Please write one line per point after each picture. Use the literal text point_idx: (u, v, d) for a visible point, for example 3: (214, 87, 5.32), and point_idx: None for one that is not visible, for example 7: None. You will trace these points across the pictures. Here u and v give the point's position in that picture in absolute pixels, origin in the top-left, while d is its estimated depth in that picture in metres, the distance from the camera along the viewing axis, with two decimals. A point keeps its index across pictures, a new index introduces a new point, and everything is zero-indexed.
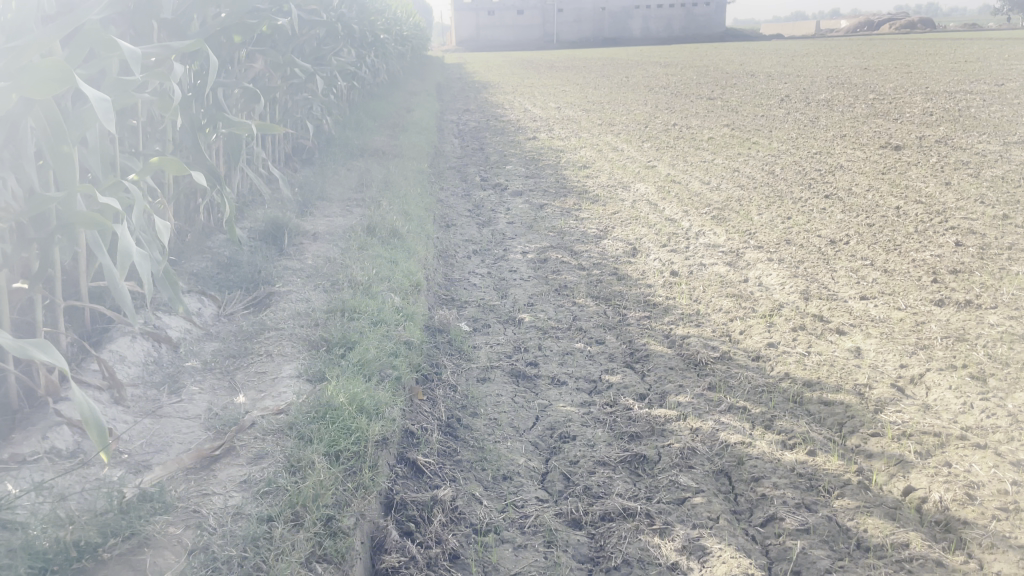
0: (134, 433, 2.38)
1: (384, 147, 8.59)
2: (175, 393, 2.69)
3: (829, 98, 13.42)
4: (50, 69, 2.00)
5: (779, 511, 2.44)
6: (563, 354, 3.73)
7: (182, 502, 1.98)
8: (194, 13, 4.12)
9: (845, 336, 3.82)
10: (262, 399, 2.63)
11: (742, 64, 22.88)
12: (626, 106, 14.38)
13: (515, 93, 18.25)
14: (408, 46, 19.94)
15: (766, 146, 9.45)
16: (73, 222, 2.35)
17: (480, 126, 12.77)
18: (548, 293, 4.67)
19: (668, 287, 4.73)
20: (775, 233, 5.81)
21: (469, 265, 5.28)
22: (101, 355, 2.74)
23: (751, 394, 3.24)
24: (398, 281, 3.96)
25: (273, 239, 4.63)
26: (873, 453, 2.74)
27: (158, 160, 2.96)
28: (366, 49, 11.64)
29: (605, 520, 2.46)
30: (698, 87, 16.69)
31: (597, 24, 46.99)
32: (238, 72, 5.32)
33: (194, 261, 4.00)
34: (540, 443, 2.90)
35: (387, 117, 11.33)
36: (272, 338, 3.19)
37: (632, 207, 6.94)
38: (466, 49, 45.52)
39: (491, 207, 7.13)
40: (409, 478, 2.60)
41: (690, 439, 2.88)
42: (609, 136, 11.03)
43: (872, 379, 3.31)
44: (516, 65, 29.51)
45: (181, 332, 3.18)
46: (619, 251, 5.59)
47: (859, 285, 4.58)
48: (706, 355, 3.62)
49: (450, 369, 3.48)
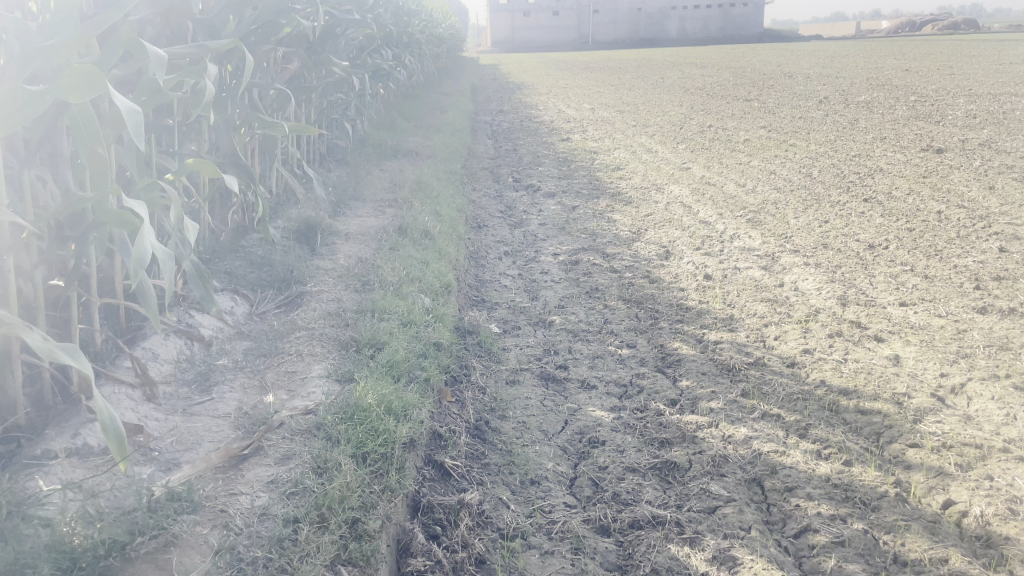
0: (165, 430, 2.40)
1: (417, 147, 8.62)
2: (206, 391, 2.71)
3: (869, 100, 13.19)
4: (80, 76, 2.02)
5: (814, 523, 2.38)
6: (594, 358, 3.70)
7: (209, 501, 1.99)
8: (230, 14, 4.15)
9: (884, 343, 3.73)
10: (291, 398, 2.64)
11: (779, 64, 22.59)
12: (661, 107, 14.28)
13: (549, 93, 18.25)
14: (444, 47, 20.04)
15: (803, 148, 9.31)
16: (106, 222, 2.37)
17: (514, 127, 12.76)
18: (579, 295, 4.64)
19: (702, 290, 4.67)
20: (812, 236, 5.71)
21: (501, 266, 5.27)
22: (135, 352, 2.77)
23: (786, 401, 3.18)
24: (428, 282, 3.96)
25: (306, 239, 4.66)
26: (911, 465, 2.66)
27: (192, 160, 2.99)
28: (401, 50, 11.71)
29: (634, 527, 2.42)
30: (734, 89, 16.52)
31: (633, 25, 46.76)
32: (273, 72, 5.37)
33: (228, 260, 4.03)
34: (568, 448, 2.87)
35: (421, 118, 11.38)
36: (304, 338, 3.20)
37: (666, 209, 6.87)
38: (501, 50, 45.62)
39: (523, 208, 7.11)
40: (436, 481, 2.59)
41: (722, 447, 2.83)
42: (644, 138, 10.94)
43: (911, 388, 3.22)
44: (552, 66, 29.47)
45: (214, 330, 3.21)
46: (652, 253, 5.54)
47: (899, 291, 4.47)
48: (739, 361, 3.56)
49: (480, 370, 3.47)
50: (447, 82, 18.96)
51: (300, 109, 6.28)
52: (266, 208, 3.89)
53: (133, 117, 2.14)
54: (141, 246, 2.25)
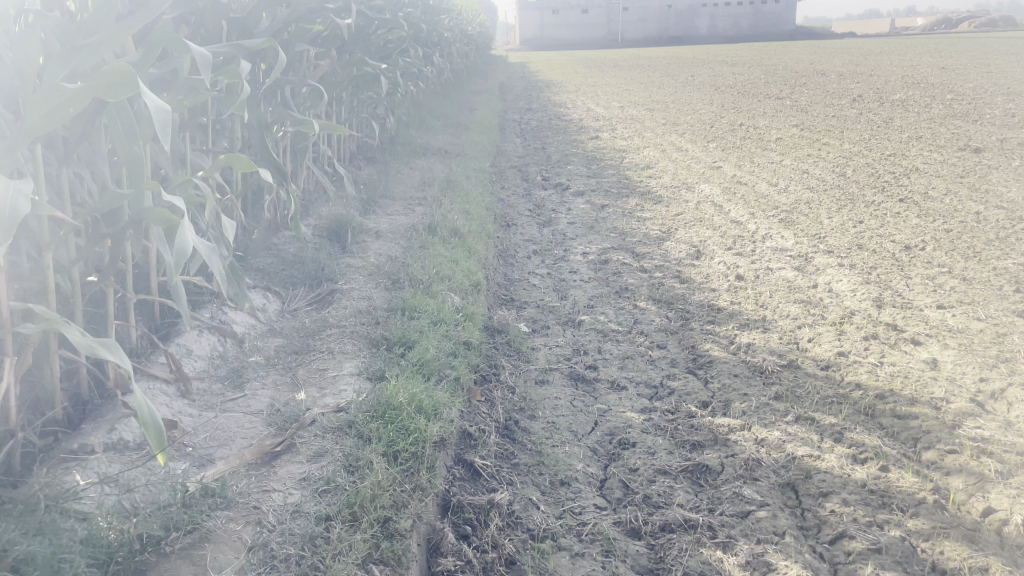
0: (199, 426, 2.42)
1: (446, 146, 8.64)
2: (238, 388, 2.73)
3: (904, 98, 12.97)
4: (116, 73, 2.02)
5: (849, 529, 2.34)
6: (624, 358, 3.67)
7: (242, 497, 2.00)
8: (263, 12, 4.18)
9: (921, 347, 3.66)
10: (323, 396, 2.65)
11: (812, 62, 22.30)
12: (691, 105, 14.16)
13: (578, 92, 18.20)
14: (473, 46, 20.09)
15: (837, 147, 9.18)
16: (142, 219, 2.39)
17: (543, 125, 12.73)
18: (609, 295, 4.61)
19: (733, 291, 4.61)
20: (846, 237, 5.62)
21: (530, 265, 5.26)
22: (169, 348, 2.80)
23: (820, 404, 3.13)
24: (457, 281, 3.95)
25: (337, 237, 4.68)
26: (950, 471, 2.61)
27: (226, 157, 3.01)
28: (431, 49, 11.73)
29: (665, 531, 2.39)
30: (766, 87, 16.36)
31: (663, 23, 46.49)
32: (305, 71, 5.40)
33: (260, 257, 4.07)
34: (598, 449, 2.85)
35: (450, 116, 11.41)
36: (335, 335, 3.21)
37: (696, 209, 6.81)
38: (530, 48, 45.63)
39: (552, 207, 7.09)
40: (466, 480, 2.59)
41: (754, 450, 2.79)
42: (674, 136, 10.86)
43: (949, 393, 3.15)
44: (581, 64, 29.36)
45: (246, 327, 3.23)
46: (682, 253, 5.49)
47: (936, 293, 4.39)
48: (772, 363, 3.52)
49: (509, 369, 3.46)
50: (476, 81, 18.99)
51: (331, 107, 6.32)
52: (298, 205, 3.91)
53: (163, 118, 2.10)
54: (176, 244, 2.26)
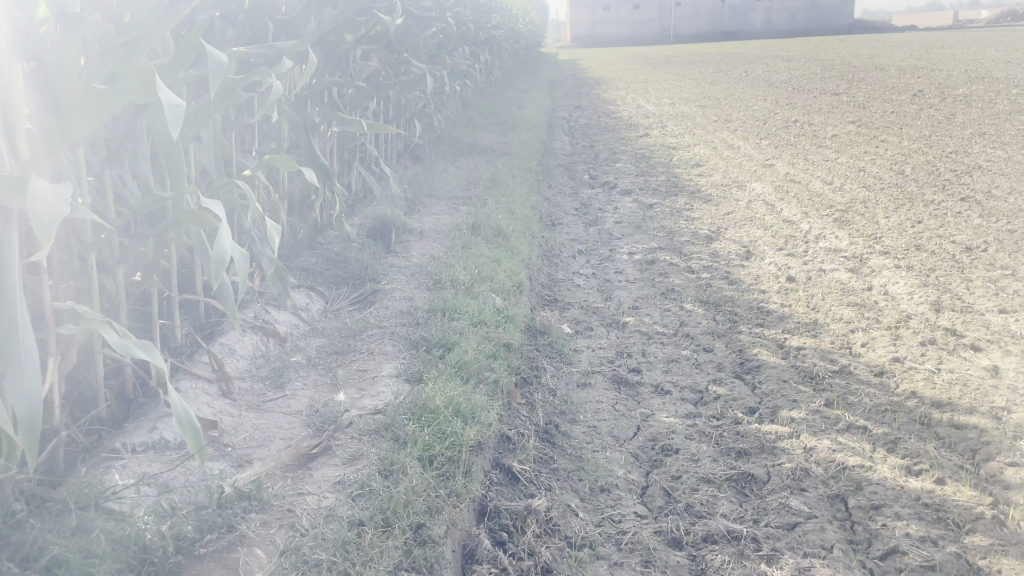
0: (239, 426, 2.44)
1: (493, 144, 8.63)
2: (279, 388, 2.74)
3: (968, 92, 12.51)
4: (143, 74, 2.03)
5: (902, 544, 2.24)
6: (668, 362, 3.60)
7: (277, 499, 2.01)
8: (309, 14, 4.21)
9: (981, 353, 3.51)
10: (361, 397, 2.65)
11: (871, 56, 21.71)
12: (744, 102, 13.90)
13: (628, 88, 18.02)
14: (522, 44, 20.05)
15: (895, 144, 8.90)
16: (183, 221, 2.42)
17: (592, 123, 12.64)
18: (654, 296, 4.53)
19: (783, 293, 4.50)
20: (903, 237, 5.44)
21: (575, 265, 5.21)
22: (212, 348, 2.84)
23: (873, 413, 3.01)
24: (500, 282, 3.93)
25: (381, 236, 4.70)
26: (1010, 485, 2.48)
27: (269, 157, 3.02)
28: (480, 48, 11.76)
29: (708, 542, 2.33)
30: (822, 82, 15.96)
31: (716, 18, 45.78)
32: (351, 71, 5.43)
33: (305, 256, 4.10)
34: (640, 455, 2.80)
35: (498, 114, 11.39)
36: (375, 336, 3.21)
37: (747, 208, 6.67)
38: (579, 45, 45.39)
39: (599, 206, 7.01)
40: (504, 485, 2.56)
41: (803, 459, 2.70)
42: (725, 133, 10.67)
43: (1011, 402, 3.01)
44: (632, 60, 29.13)
45: (289, 327, 3.26)
46: (732, 253, 5.37)
47: (998, 296, 4.21)
48: (823, 369, 3.41)
49: (551, 372, 3.42)
50: (526, 79, 18.95)
51: (379, 107, 6.36)
52: (342, 206, 3.93)
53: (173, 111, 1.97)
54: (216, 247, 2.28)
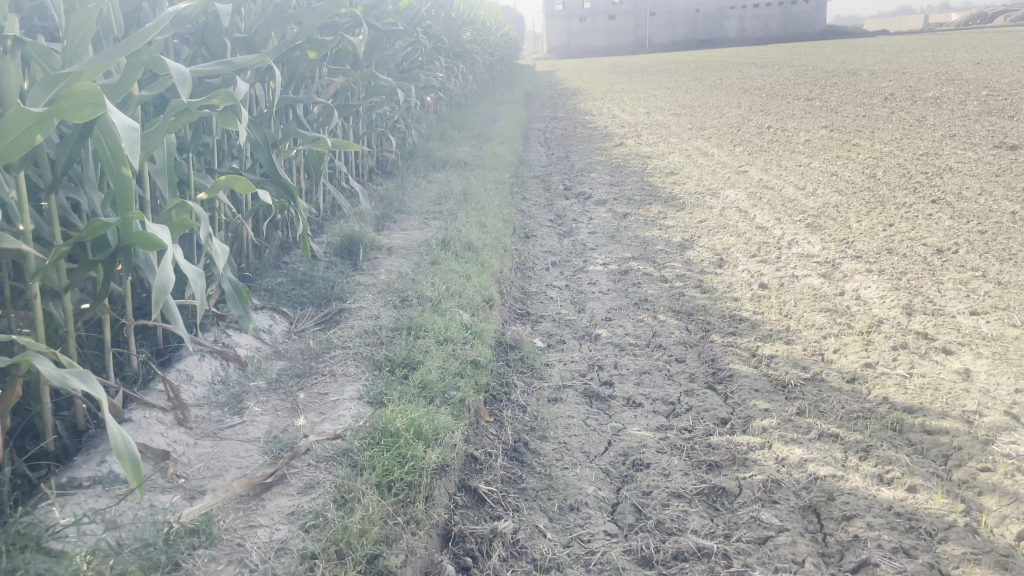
0: (193, 456, 2.37)
1: (467, 157, 8.59)
2: (237, 414, 2.67)
3: (938, 95, 12.65)
4: (81, 95, 1.99)
5: (874, 556, 2.20)
6: (640, 374, 3.55)
7: (227, 534, 1.95)
8: (268, 31, 4.16)
9: (953, 356, 3.49)
10: (322, 422, 2.60)
11: (842, 62, 21.94)
12: (718, 109, 13.97)
13: (603, 98, 18.05)
14: (497, 57, 20.09)
15: (867, 148, 8.94)
16: (132, 242, 2.33)
17: (567, 134, 12.63)
18: (628, 307, 4.49)
19: (756, 301, 4.48)
20: (875, 241, 5.45)
21: (548, 277, 5.16)
22: (169, 375, 2.77)
23: (845, 420, 2.99)
24: (468, 298, 3.88)
25: (349, 254, 4.63)
26: (983, 490, 2.46)
27: (225, 179, 2.91)
28: (453, 61, 11.73)
29: (679, 559, 2.27)
30: (795, 87, 16.08)
31: (690, 26, 46.10)
32: (316, 87, 5.38)
33: (270, 276, 4.03)
34: (611, 470, 2.75)
35: (473, 127, 11.37)
36: (339, 357, 3.15)
37: (721, 215, 6.67)
38: (555, 57, 45.60)
39: (574, 216, 6.98)
40: (470, 507, 2.49)
41: (774, 471, 2.67)
42: (699, 141, 10.69)
43: (983, 406, 2.99)
44: (608, 70, 29.23)
45: (250, 350, 3.18)
46: (705, 261, 5.35)
47: (969, 298, 4.21)
48: (794, 377, 3.39)
49: (521, 388, 3.36)
50: (501, 91, 18.96)
51: (347, 123, 6.30)
52: (306, 225, 3.87)
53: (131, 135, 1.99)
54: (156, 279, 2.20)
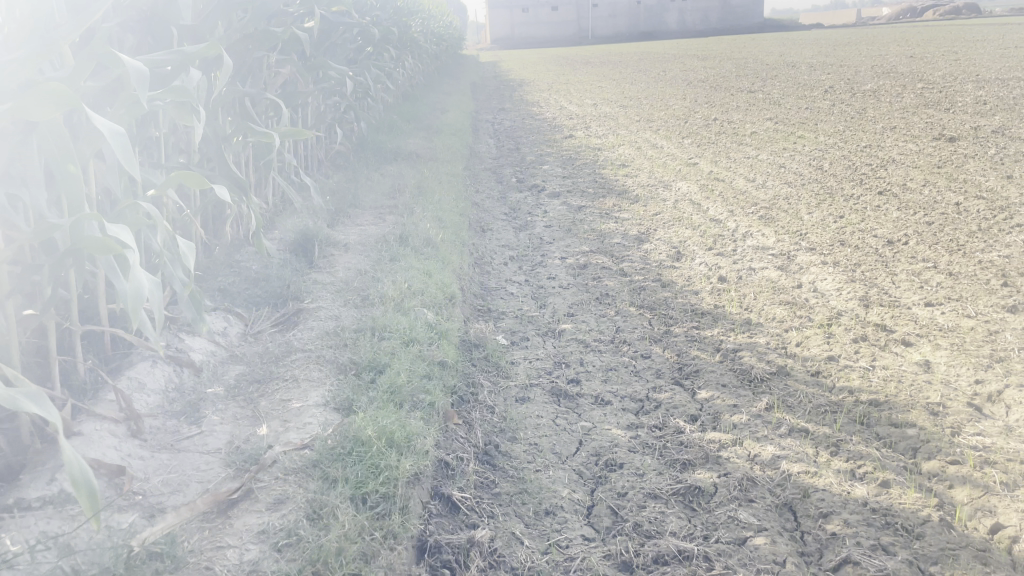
0: (150, 470, 2.25)
1: (418, 149, 8.44)
2: (195, 423, 2.55)
3: (876, 88, 12.96)
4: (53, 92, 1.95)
5: (854, 554, 2.19)
6: (607, 370, 3.51)
7: (193, 557, 1.88)
8: (216, 18, 3.99)
9: (912, 348, 3.54)
10: (286, 431, 2.49)
11: (782, 55, 22.34)
12: (665, 101, 14.06)
13: (550, 89, 18.03)
14: (442, 48, 19.90)
15: (812, 140, 9.09)
16: (82, 246, 2.22)
17: (515, 126, 12.54)
18: (589, 302, 4.44)
19: (716, 294, 4.48)
20: (828, 233, 5.52)
21: (506, 272, 5.08)
22: (119, 383, 2.63)
23: (813, 414, 2.99)
24: (430, 296, 3.79)
25: (303, 251, 4.47)
26: (953, 484, 2.48)
27: (177, 175, 2.79)
28: (400, 51, 11.54)
29: (659, 563, 2.24)
30: (738, 80, 16.29)
31: (633, 18, 46.43)
32: (264, 77, 5.20)
33: (221, 275, 3.87)
34: (584, 472, 2.70)
35: (422, 118, 11.21)
36: (300, 361, 3.03)
37: (675, 207, 6.68)
38: (500, 48, 45.47)
39: (528, 209, 6.91)
40: (444, 516, 2.41)
41: (748, 468, 2.65)
42: (648, 133, 10.73)
43: (946, 397, 3.03)
44: (554, 62, 29.20)
45: (205, 354, 3.03)
46: (663, 254, 5.35)
47: (923, 289, 4.29)
48: (761, 371, 3.38)
49: (488, 388, 3.28)
50: (447, 82, 18.77)
51: (296, 114, 6.11)
52: (259, 222, 3.73)
53: (116, 144, 2.05)
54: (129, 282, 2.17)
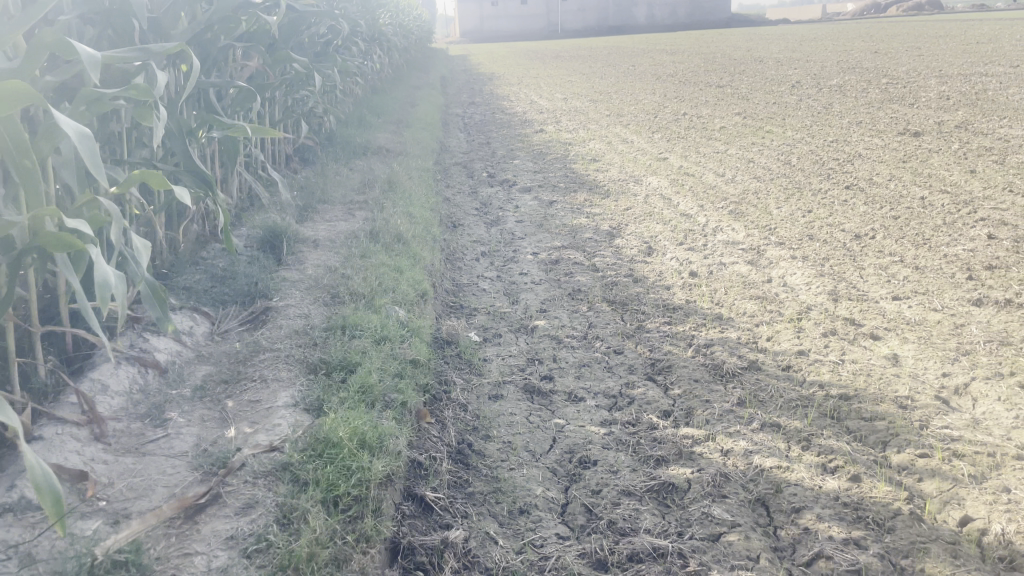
0: (114, 474, 2.20)
1: (388, 144, 8.37)
2: (160, 426, 2.49)
3: (842, 83, 13.13)
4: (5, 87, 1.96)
5: (826, 549, 2.21)
6: (580, 367, 3.50)
7: (160, 565, 1.85)
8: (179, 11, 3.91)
9: (881, 342, 3.58)
10: (255, 434, 2.45)
11: (749, 49, 22.52)
12: (634, 96, 14.10)
13: (520, 84, 17.98)
14: (411, 42, 19.76)
15: (780, 135, 9.17)
16: (42, 244, 2.19)
17: (485, 120, 12.49)
18: (561, 298, 4.43)
19: (687, 289, 4.49)
20: (796, 227, 5.56)
21: (478, 268, 5.06)
22: (81, 386, 2.56)
23: (785, 408, 3.01)
24: (401, 293, 3.75)
25: (272, 248, 4.40)
26: (923, 476, 2.51)
27: (139, 173, 2.72)
28: (368, 45, 11.42)
29: (634, 561, 2.23)
30: (706, 75, 16.38)
31: (603, 12, 46.51)
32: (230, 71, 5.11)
33: (187, 273, 3.79)
34: (558, 469, 2.68)
35: (391, 112, 11.12)
36: (269, 361, 2.98)
37: (646, 202, 6.70)
38: (469, 42, 45.30)
39: (499, 204, 6.89)
40: (417, 517, 2.38)
41: (721, 464, 2.66)
42: (618, 128, 10.75)
43: (914, 390, 3.07)
44: (524, 56, 29.15)
45: (170, 355, 2.96)
46: (634, 249, 5.35)
47: (890, 283, 4.34)
48: (733, 366, 3.40)
49: (460, 386, 3.25)
50: (416, 75, 18.63)
51: (263, 109, 6.02)
52: (226, 218, 3.65)
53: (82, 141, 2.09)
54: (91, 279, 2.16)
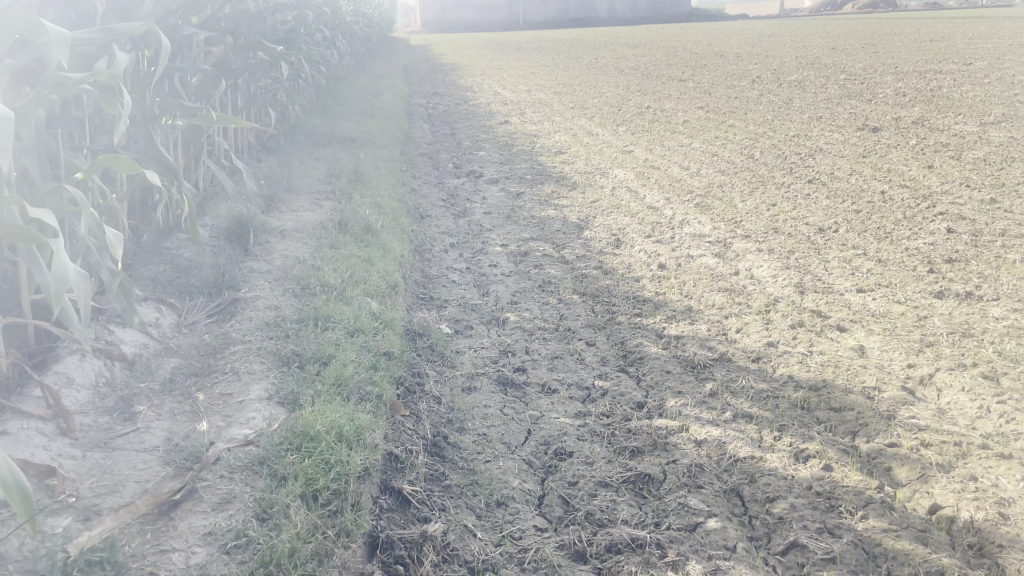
0: (83, 470, 2.14)
1: (352, 133, 8.27)
2: (129, 420, 2.43)
3: (801, 79, 13.32)
4: None
5: (801, 537, 2.25)
6: (553, 359, 3.49)
7: (136, 562, 1.81)
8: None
9: (847, 334, 3.64)
10: (228, 428, 2.41)
11: (709, 44, 22.76)
12: (597, 88, 14.14)
13: (483, 74, 17.93)
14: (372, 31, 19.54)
15: (742, 129, 9.27)
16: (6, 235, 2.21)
17: (449, 110, 12.42)
18: (532, 290, 4.42)
19: (657, 281, 4.52)
20: (761, 221, 5.63)
21: (447, 260, 5.02)
22: (45, 379, 2.49)
23: (757, 399, 3.04)
24: (372, 284, 3.71)
25: (238, 238, 4.31)
26: (893, 465, 2.56)
27: (105, 157, 2.66)
28: (331, 33, 11.27)
29: (612, 552, 2.24)
30: (668, 68, 16.50)
31: (565, 5, 46.53)
32: (193, 57, 4.99)
33: (152, 263, 3.70)
34: (534, 461, 2.68)
35: (355, 101, 11.00)
36: (239, 353, 2.93)
37: (612, 194, 6.72)
38: (431, 31, 44.98)
39: (466, 196, 6.85)
40: (395, 511, 2.36)
41: (695, 454, 2.68)
42: (583, 120, 10.77)
43: (881, 381, 3.13)
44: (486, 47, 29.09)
45: (137, 348, 2.90)
46: (602, 242, 5.37)
47: (854, 276, 4.41)
48: (704, 358, 3.42)
49: (434, 377, 3.23)
50: (378, 65, 18.44)
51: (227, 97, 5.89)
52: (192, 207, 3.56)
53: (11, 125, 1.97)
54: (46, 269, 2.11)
